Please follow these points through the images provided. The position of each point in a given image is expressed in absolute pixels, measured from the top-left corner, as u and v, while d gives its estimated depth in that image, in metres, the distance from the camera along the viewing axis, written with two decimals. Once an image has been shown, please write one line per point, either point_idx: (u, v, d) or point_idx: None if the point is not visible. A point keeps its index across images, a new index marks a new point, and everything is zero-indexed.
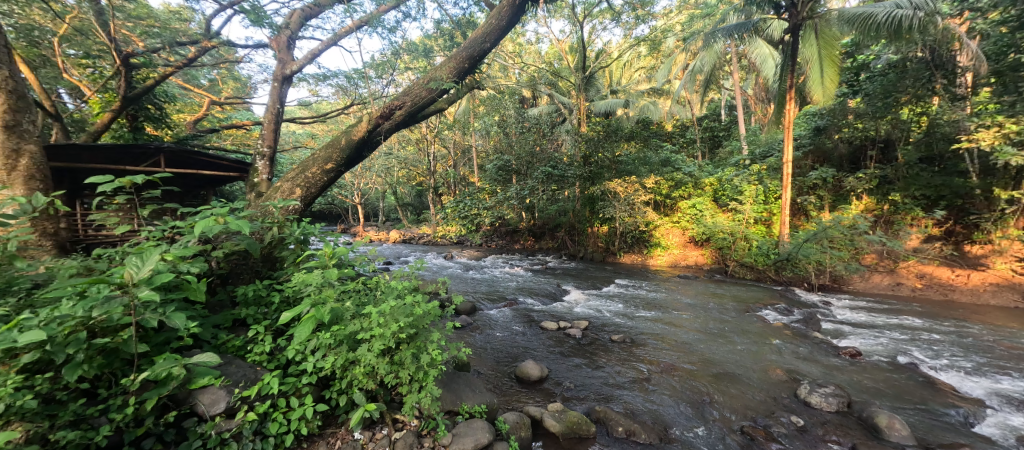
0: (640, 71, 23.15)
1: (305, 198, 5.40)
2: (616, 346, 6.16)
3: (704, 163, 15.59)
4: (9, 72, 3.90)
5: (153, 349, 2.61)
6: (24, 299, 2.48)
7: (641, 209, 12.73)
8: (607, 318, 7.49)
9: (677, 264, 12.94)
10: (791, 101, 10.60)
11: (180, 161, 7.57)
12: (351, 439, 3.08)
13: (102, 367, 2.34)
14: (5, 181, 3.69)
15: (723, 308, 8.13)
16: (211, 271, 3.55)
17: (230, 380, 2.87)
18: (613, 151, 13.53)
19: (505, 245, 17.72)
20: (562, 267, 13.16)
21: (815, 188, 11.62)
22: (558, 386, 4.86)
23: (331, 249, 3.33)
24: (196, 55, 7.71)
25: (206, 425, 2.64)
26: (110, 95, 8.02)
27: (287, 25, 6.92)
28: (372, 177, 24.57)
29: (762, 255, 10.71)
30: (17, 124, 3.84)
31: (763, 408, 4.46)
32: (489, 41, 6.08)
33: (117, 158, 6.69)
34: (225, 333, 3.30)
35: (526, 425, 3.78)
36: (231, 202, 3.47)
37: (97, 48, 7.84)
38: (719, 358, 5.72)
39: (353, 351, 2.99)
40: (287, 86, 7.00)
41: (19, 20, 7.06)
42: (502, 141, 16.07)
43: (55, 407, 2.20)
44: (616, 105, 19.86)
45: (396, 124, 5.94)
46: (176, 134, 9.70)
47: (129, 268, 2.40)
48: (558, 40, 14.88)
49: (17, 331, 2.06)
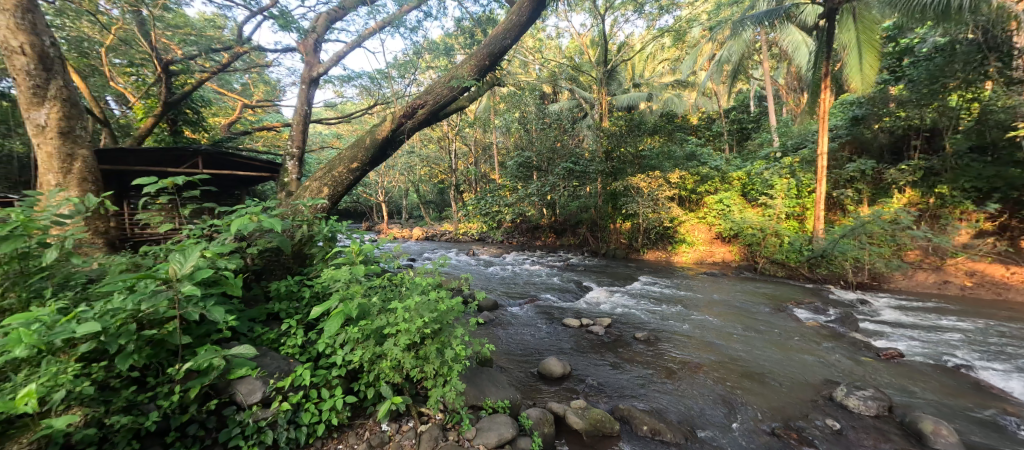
0: (664, 63, 22.62)
1: (333, 197, 5.55)
2: (640, 343, 6.08)
3: (731, 157, 15.10)
4: (64, 81, 4.17)
5: (196, 341, 2.75)
6: (81, 293, 2.68)
7: (665, 204, 12.48)
8: (631, 316, 7.38)
9: (702, 261, 12.62)
10: (825, 90, 10.09)
11: (216, 162, 7.95)
12: (379, 431, 3.17)
13: (151, 357, 2.49)
14: (62, 184, 4.02)
15: (752, 306, 7.89)
16: (246, 267, 3.74)
17: (266, 372, 2.99)
18: (636, 146, 13.18)
19: (527, 242, 17.73)
20: (584, 263, 13.07)
21: (852, 181, 11.04)
22: (580, 383, 4.84)
23: (358, 246, 3.45)
24: (230, 61, 8.05)
25: (243, 413, 2.77)
26: (152, 101, 8.52)
27: (314, 28, 7.13)
28: (395, 176, 25.00)
29: (794, 251, 10.29)
30: (72, 129, 4.12)
31: (795, 410, 4.31)
32: (510, 37, 6.05)
33: (160, 161, 7.09)
34: (261, 326, 3.45)
35: (550, 420, 3.80)
36: (265, 201, 3.63)
37: (139, 57, 8.31)
38: (747, 357, 5.57)
39: (380, 345, 3.09)
40: (314, 88, 7.21)
41: (70, 32, 7.52)
42: (523, 138, 16.01)
43: (109, 393, 2.35)
44: (639, 99, 19.49)
45: (418, 123, 5.99)
46: (212, 137, 10.19)
47: (174, 264, 2.54)
48: (578, 33, 14.70)
49: (76, 323, 2.22)
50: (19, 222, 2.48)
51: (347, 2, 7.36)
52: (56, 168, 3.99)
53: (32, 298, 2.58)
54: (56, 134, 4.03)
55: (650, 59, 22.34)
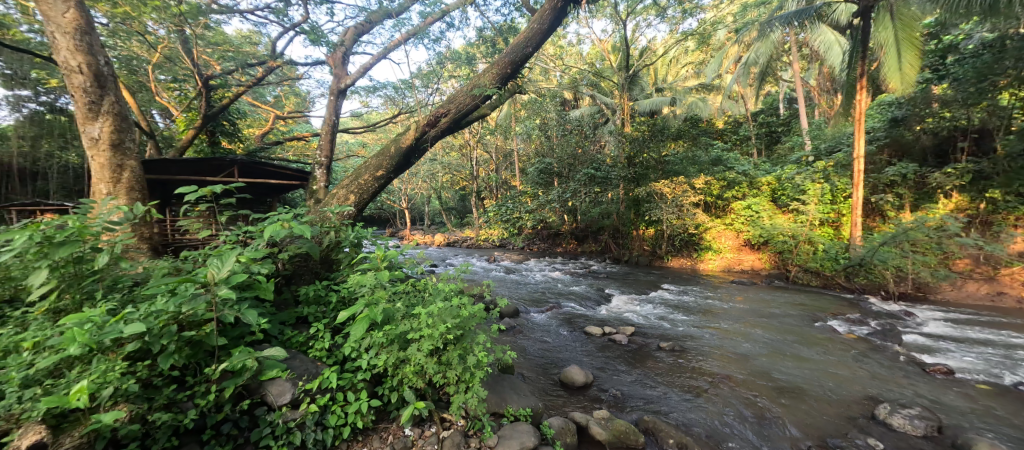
0: (688, 66, 22.23)
1: (359, 203, 5.70)
2: (665, 354, 5.91)
3: (760, 162, 14.65)
4: (116, 97, 4.47)
5: (230, 342, 2.88)
6: (127, 296, 2.84)
7: (690, 210, 12.20)
8: (656, 325, 7.20)
9: (730, 269, 12.23)
10: (861, 91, 9.71)
11: (250, 171, 8.36)
12: (402, 435, 3.18)
13: (189, 357, 2.61)
14: (112, 193, 4.28)
15: (783, 317, 7.58)
16: (277, 272, 3.87)
17: (295, 374, 3.07)
18: (659, 151, 12.93)
19: (548, 249, 17.71)
20: (606, 271, 12.90)
21: (892, 186, 10.49)
22: (603, 393, 4.75)
23: (383, 252, 3.53)
24: (264, 75, 8.44)
25: (274, 414, 2.85)
26: (193, 114, 9.03)
27: (342, 42, 7.41)
28: (418, 183, 25.45)
29: (830, 259, 9.90)
30: (122, 142, 4.41)
31: (833, 427, 4.08)
32: (532, 45, 6.10)
33: (200, 170, 7.52)
34: (291, 329, 3.56)
35: (572, 430, 3.74)
36: (296, 209, 3.76)
37: (182, 73, 8.85)
38: (778, 370, 5.35)
39: (404, 350, 3.13)
40: (341, 99, 7.46)
41: (121, 51, 8.07)
42: (544, 144, 15.95)
43: (151, 391, 2.47)
44: (662, 104, 19.23)
45: (441, 131, 6.08)
46: (247, 148, 10.68)
47: (212, 268, 2.67)
48: (599, 39, 14.64)
49: (123, 323, 2.36)
50: (74, 228, 2.66)
51: (374, 15, 7.61)
52: (107, 178, 4.26)
53: (85, 300, 2.76)
54: (108, 146, 4.31)
55: (672, 62, 22.02)
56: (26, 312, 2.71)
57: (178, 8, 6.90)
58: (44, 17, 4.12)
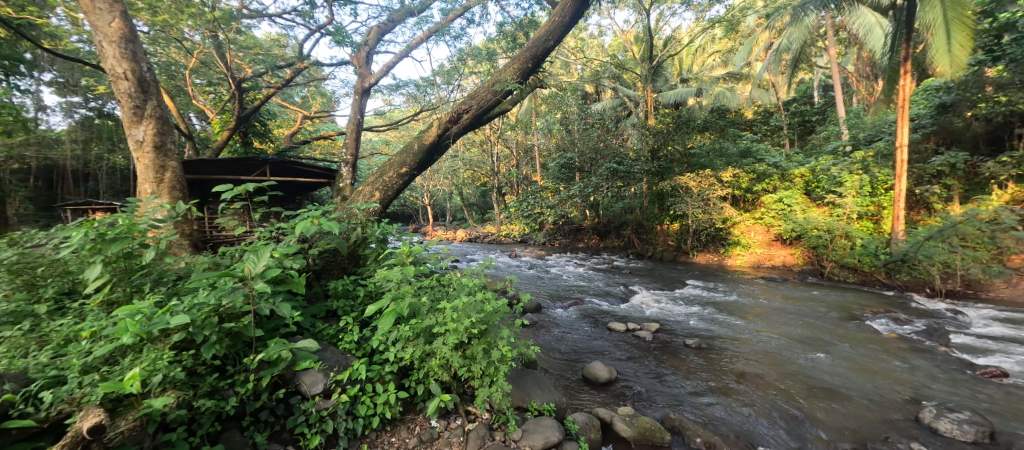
0: (715, 55, 21.47)
1: (383, 200, 5.82)
2: (692, 351, 5.79)
3: (792, 153, 14.05)
4: (158, 101, 4.71)
5: (267, 333, 3.01)
6: (171, 289, 3.01)
7: (717, 204, 11.83)
8: (683, 322, 7.05)
9: (760, 265, 11.83)
10: (905, 75, 9.16)
11: (281, 169, 8.67)
12: (429, 426, 3.26)
13: (229, 347, 2.75)
14: (155, 192, 4.52)
15: (817, 314, 7.28)
16: (308, 266, 4.00)
17: (327, 365, 3.18)
18: (685, 143, 12.55)
19: (569, 244, 17.59)
20: (630, 266, 12.72)
21: (939, 177, 9.87)
22: (628, 390, 4.70)
23: (408, 248, 3.60)
24: (293, 76, 8.68)
25: (308, 402, 2.96)
26: (227, 116, 9.43)
27: (366, 42, 7.57)
28: (440, 179, 25.77)
29: (868, 255, 9.38)
30: (164, 144, 4.65)
31: (872, 430, 3.91)
32: (553, 39, 6.03)
33: (234, 169, 7.87)
34: (321, 322, 3.68)
35: (596, 426, 3.72)
36: (325, 206, 3.87)
37: (217, 77, 9.23)
38: (812, 370, 5.15)
39: (429, 344, 3.20)
40: (366, 97, 7.61)
41: (161, 58, 8.53)
42: (565, 139, 15.75)
43: (196, 379, 2.61)
44: (687, 95, 18.69)
45: (463, 128, 6.11)
46: (277, 147, 11.09)
47: (249, 263, 2.80)
48: (622, 30, 14.33)
49: (169, 314, 2.49)
50: (124, 225, 2.83)
51: (396, 14, 7.71)
52: (151, 178, 4.50)
53: (134, 292, 2.94)
54: (152, 148, 4.56)
55: (698, 51, 21.31)
56: (83, 304, 2.91)
57: (211, 15, 7.18)
58: (93, 27, 4.37)
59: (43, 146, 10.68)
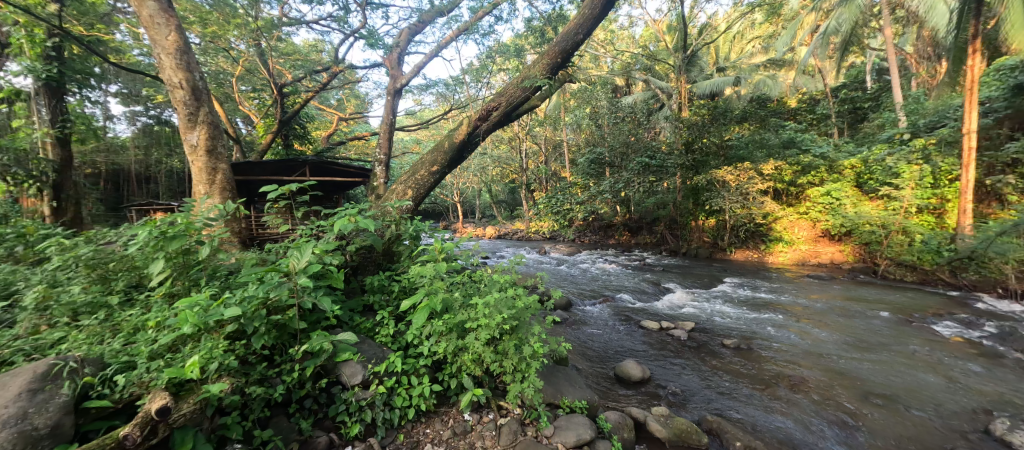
0: (755, 42, 20.37)
1: (416, 198, 5.93)
2: (730, 351, 5.57)
3: (841, 143, 13.15)
4: (209, 106, 5.01)
5: (309, 326, 3.17)
6: (223, 283, 3.22)
7: (756, 198, 11.30)
8: (721, 321, 6.79)
9: (805, 262, 11.18)
10: (976, 54, 8.34)
11: (321, 170, 9.07)
12: (462, 419, 3.31)
13: (276, 338, 2.91)
14: (208, 193, 4.84)
15: (870, 315, 6.80)
16: (346, 262, 4.15)
17: (365, 357, 3.29)
18: (721, 135, 12.03)
19: (600, 241, 17.35)
20: (663, 263, 12.37)
21: (1014, 166, 8.96)
22: (662, 390, 4.59)
23: (441, 245, 3.68)
24: (329, 80, 9.01)
25: (348, 392, 3.09)
26: (270, 120, 9.96)
27: (397, 44, 7.75)
28: (469, 177, 26.04)
29: (929, 252, 8.70)
30: (215, 148, 4.95)
31: (934, 441, 3.62)
32: (582, 32, 5.93)
33: (278, 171, 8.34)
34: (359, 316, 3.81)
35: (629, 425, 3.66)
36: (361, 204, 4.00)
37: (261, 83, 9.75)
38: (865, 374, 4.84)
39: (462, 339, 3.25)
40: (397, 98, 7.78)
41: (212, 67, 9.12)
42: (594, 134, 15.37)
43: (247, 367, 2.78)
44: (724, 84, 17.87)
45: (492, 125, 6.13)
46: (316, 149, 11.59)
47: (293, 258, 2.95)
48: (653, 20, 13.84)
49: (223, 306, 2.67)
50: (182, 224, 3.05)
51: (426, 15, 7.83)
52: (204, 180, 4.82)
53: (191, 285, 3.17)
54: (204, 152, 4.87)
55: (737, 38, 20.30)
56: (148, 296, 3.17)
57: (256, 24, 7.55)
58: (152, 41, 4.73)
59: (111, 152, 11.69)
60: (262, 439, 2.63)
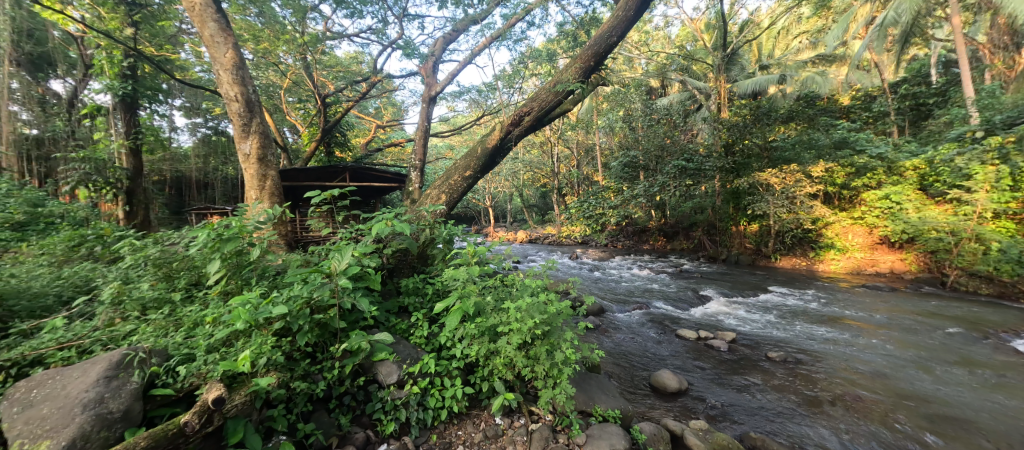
0: (801, 37, 19.30)
1: (449, 202, 6.04)
2: (776, 366, 5.26)
3: (901, 142, 12.15)
4: (260, 117, 5.36)
5: (349, 325, 3.30)
6: (271, 283, 3.42)
7: (805, 202, 10.59)
8: (765, 333, 6.42)
9: (859, 272, 10.43)
10: None
11: (360, 176, 9.48)
12: (493, 423, 3.33)
13: (319, 336, 3.06)
14: (258, 198, 5.17)
15: (937, 331, 6.20)
16: (383, 265, 4.29)
17: (400, 357, 3.38)
18: (765, 136, 11.47)
19: (633, 246, 16.92)
20: (700, 270, 11.90)
21: None
22: (700, 402, 4.40)
23: (473, 248, 3.72)
24: (368, 89, 9.40)
25: (384, 391, 3.18)
26: (314, 128, 10.55)
27: (432, 53, 7.98)
28: (501, 181, 26.28)
29: (1009, 262, 7.88)
30: (265, 156, 5.28)
31: None
32: (616, 34, 5.86)
33: (320, 177, 8.82)
34: (394, 317, 3.91)
35: (665, 438, 3.54)
36: (397, 208, 4.12)
37: (306, 94, 10.34)
38: (929, 395, 4.45)
39: (494, 342, 3.27)
40: (432, 105, 7.98)
41: (263, 80, 9.80)
42: (628, 137, 15.08)
43: (293, 362, 2.94)
44: (767, 83, 17.05)
45: (525, 130, 6.16)
46: (355, 155, 12.09)
47: (334, 260, 3.09)
48: (690, 19, 13.41)
49: (271, 304, 2.84)
50: (236, 227, 3.28)
51: (460, 24, 8.01)
52: (256, 186, 5.15)
53: (243, 284, 3.39)
54: (256, 160, 5.21)
55: (781, 33, 19.30)
56: (206, 293, 3.42)
57: (302, 40, 8.03)
58: (212, 58, 5.14)
59: (175, 161, 12.76)
60: (305, 432, 2.77)
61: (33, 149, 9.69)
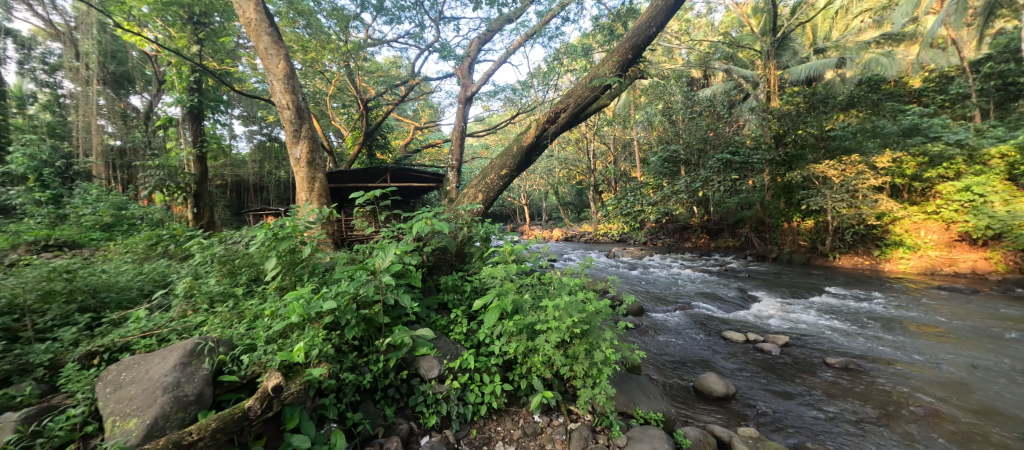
0: (863, 16, 17.71)
1: (486, 201, 6.11)
2: (835, 372, 4.89)
3: (985, 127, 10.86)
4: (308, 122, 5.66)
5: (392, 320, 3.43)
6: (320, 279, 3.61)
7: (868, 196, 9.73)
8: (823, 337, 5.99)
9: (933, 272, 9.46)
10: None
11: (400, 177, 9.83)
12: (532, 421, 3.34)
13: (365, 330, 3.20)
14: (308, 199, 5.48)
15: None
16: (423, 263, 4.41)
17: (440, 353, 3.46)
18: (821, 125, 10.66)
19: (674, 243, 16.31)
20: (748, 269, 11.29)
21: None
22: (749, 408, 4.19)
23: (511, 246, 3.74)
24: (407, 92, 9.69)
25: (425, 384, 3.27)
26: (357, 132, 11.02)
27: (467, 54, 8.09)
28: (536, 179, 26.21)
29: None
30: (314, 160, 5.58)
31: None
32: (656, 25, 5.64)
33: (364, 179, 9.23)
34: (435, 313, 4.01)
35: (711, 444, 3.40)
36: (436, 208, 4.20)
37: (349, 100, 10.83)
38: (1018, 412, 3.98)
39: (533, 340, 3.28)
40: (468, 105, 8.10)
41: (310, 88, 10.37)
42: (668, 130, 14.50)
43: (342, 354, 3.10)
44: (822, 67, 15.83)
45: (560, 127, 6.09)
46: (395, 157, 12.52)
47: (378, 258, 3.23)
48: (736, 4, 12.67)
49: (322, 299, 3.01)
50: (290, 227, 3.49)
51: (495, 24, 8.06)
52: (306, 188, 5.46)
53: (296, 280, 3.61)
54: (305, 163, 5.52)
55: (838, 13, 17.84)
56: (264, 288, 3.68)
57: (346, 48, 8.45)
58: (266, 69, 5.50)
59: (234, 166, 13.80)
60: (353, 421, 2.92)
61: (117, 159, 11.01)
